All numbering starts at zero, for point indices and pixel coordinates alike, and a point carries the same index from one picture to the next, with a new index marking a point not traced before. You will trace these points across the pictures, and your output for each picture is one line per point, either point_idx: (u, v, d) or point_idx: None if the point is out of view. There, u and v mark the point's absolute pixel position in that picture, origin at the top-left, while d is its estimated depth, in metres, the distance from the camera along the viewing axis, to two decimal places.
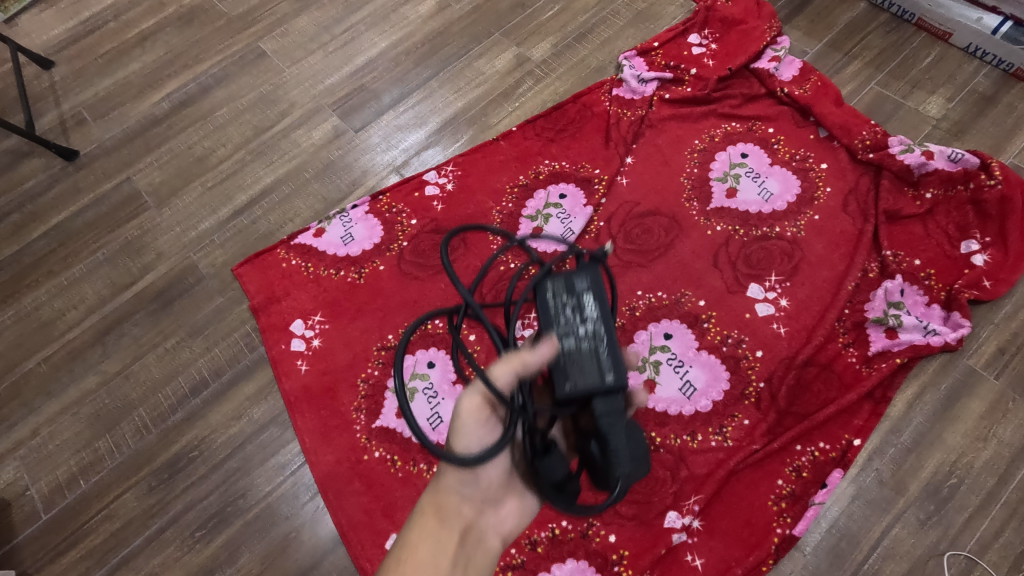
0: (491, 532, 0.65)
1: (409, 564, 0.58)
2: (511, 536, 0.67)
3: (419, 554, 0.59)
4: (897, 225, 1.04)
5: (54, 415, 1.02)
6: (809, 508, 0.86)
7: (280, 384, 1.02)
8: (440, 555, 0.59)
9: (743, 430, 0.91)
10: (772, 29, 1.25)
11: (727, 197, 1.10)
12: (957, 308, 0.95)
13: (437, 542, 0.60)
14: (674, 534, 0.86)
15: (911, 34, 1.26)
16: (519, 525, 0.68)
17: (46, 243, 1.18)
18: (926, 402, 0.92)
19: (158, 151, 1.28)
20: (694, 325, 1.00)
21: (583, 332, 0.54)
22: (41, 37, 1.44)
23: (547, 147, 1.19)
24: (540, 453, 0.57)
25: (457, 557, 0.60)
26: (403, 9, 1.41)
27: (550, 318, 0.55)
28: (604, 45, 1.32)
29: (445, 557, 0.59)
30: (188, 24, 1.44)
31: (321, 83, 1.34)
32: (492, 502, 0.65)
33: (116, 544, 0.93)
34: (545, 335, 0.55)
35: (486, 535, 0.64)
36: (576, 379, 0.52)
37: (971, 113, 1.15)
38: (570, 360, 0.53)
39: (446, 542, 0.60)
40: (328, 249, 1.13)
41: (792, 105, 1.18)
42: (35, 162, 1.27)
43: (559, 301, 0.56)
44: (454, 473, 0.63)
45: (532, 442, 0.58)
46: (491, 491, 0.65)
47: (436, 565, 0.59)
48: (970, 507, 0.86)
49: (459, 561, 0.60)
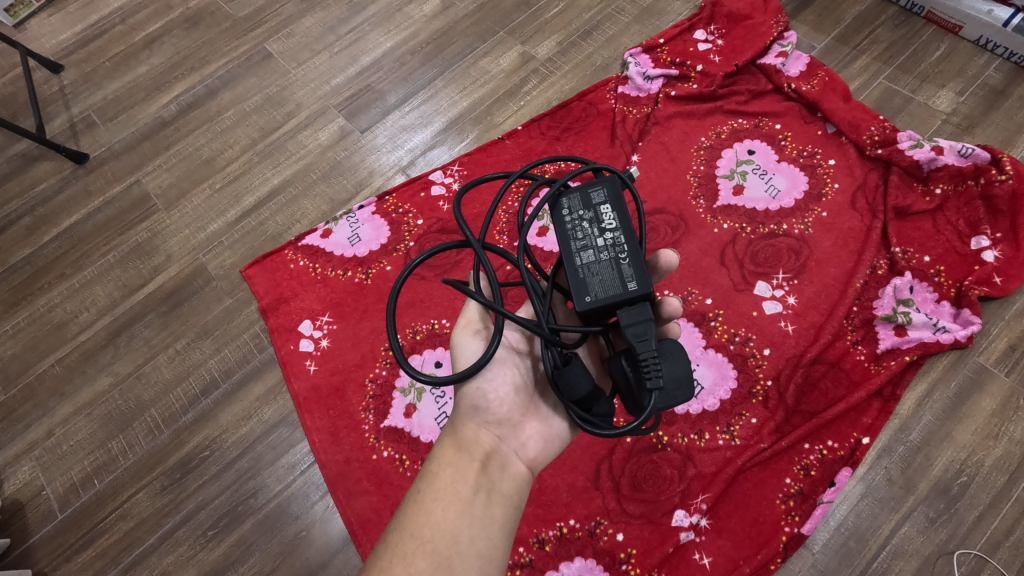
0: (516, 456, 0.62)
1: (427, 495, 0.57)
2: (539, 462, 0.64)
3: (437, 484, 0.57)
4: (905, 221, 1.04)
5: (68, 416, 1.04)
6: (817, 506, 0.86)
7: (289, 384, 1.03)
8: (460, 481, 0.57)
9: (750, 428, 0.91)
10: (779, 24, 1.23)
11: (734, 195, 1.10)
12: (967, 305, 0.95)
13: (456, 470, 0.58)
14: (681, 532, 0.86)
15: (921, 27, 1.24)
16: (548, 452, 0.65)
17: (58, 246, 1.20)
18: (935, 400, 0.92)
19: (167, 153, 1.29)
20: (701, 323, 0.99)
21: (600, 245, 0.57)
22: (50, 41, 1.45)
23: (553, 146, 1.19)
24: (561, 365, 0.55)
25: (480, 482, 0.58)
26: (408, 9, 1.42)
27: (568, 233, 0.58)
28: (609, 42, 1.31)
29: (466, 483, 0.57)
30: (195, 27, 1.45)
31: (327, 84, 1.34)
32: (512, 427, 0.63)
33: (130, 543, 0.95)
34: (565, 251, 0.57)
35: (512, 460, 0.61)
36: (597, 291, 0.55)
37: (981, 107, 1.14)
38: (588, 273, 0.56)
39: (467, 469, 0.58)
40: (335, 249, 1.14)
41: (800, 100, 1.17)
42: (46, 166, 1.29)
43: (575, 217, 0.58)
44: (466, 399, 0.62)
45: (552, 356, 0.55)
46: (508, 416, 0.62)
47: (456, 492, 0.57)
48: (981, 506, 0.85)
49: (481, 485, 0.58)
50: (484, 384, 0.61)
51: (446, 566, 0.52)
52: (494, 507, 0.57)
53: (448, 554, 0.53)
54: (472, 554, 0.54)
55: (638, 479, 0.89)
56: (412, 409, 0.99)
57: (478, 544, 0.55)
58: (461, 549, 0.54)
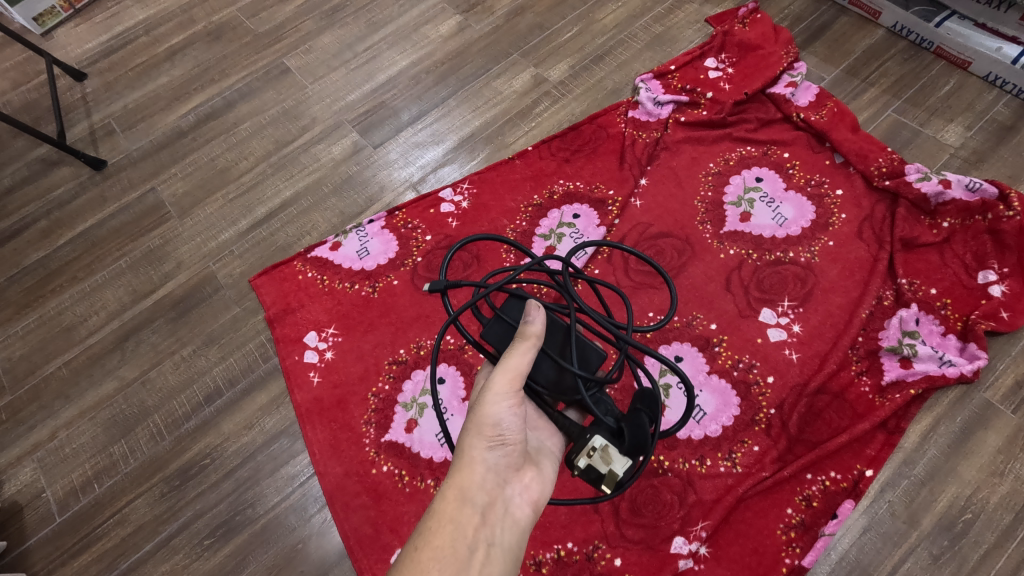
0: (518, 502, 0.57)
1: (425, 553, 0.50)
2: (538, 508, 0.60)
3: (436, 541, 0.51)
4: (912, 253, 1.04)
5: (72, 419, 1.05)
6: (819, 538, 0.85)
7: (292, 395, 1.03)
8: (461, 537, 0.52)
9: (752, 456, 0.91)
10: (789, 55, 1.26)
11: (741, 221, 1.11)
12: (973, 339, 0.94)
13: (456, 527, 0.52)
14: (680, 560, 0.85)
15: (930, 62, 1.26)
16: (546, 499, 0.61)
17: (71, 250, 1.22)
18: (940, 435, 0.91)
19: (182, 162, 1.31)
20: (705, 348, 0.99)
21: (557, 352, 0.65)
22: (75, 50, 1.49)
23: (562, 167, 1.21)
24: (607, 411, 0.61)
25: (479, 538, 0.53)
26: (424, 29, 1.45)
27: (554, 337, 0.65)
28: (621, 67, 1.33)
29: (466, 540, 0.52)
30: (216, 40, 1.48)
31: (341, 99, 1.37)
32: (514, 471, 0.59)
33: (126, 549, 0.94)
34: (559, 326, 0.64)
35: (514, 507, 0.57)
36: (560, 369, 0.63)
37: (990, 143, 1.15)
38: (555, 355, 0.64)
39: (468, 525, 0.53)
40: (344, 262, 1.15)
41: (808, 130, 1.18)
42: (65, 171, 1.32)
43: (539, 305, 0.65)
44: (478, 438, 0.57)
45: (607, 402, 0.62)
46: (510, 462, 0.58)
47: (456, 551, 0.51)
48: (986, 544, 0.84)
49: (481, 540, 0.53)
50: (499, 422, 0.58)
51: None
52: (493, 564, 0.52)
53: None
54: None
55: (638, 504, 0.89)
56: (413, 425, 0.99)
57: None
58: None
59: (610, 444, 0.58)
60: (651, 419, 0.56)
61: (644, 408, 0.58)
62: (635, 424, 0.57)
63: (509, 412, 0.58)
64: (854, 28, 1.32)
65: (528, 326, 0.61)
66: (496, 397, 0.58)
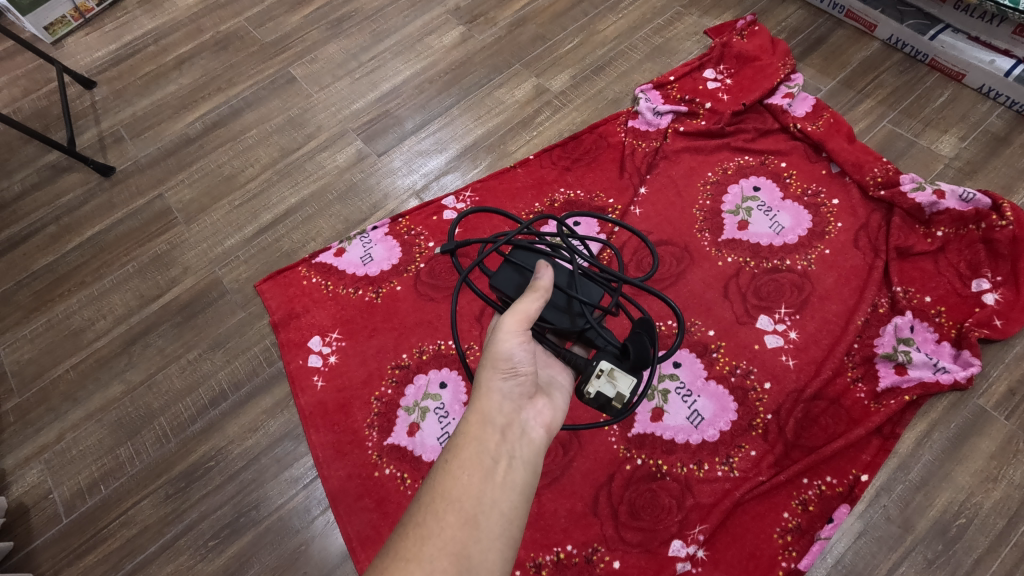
0: (534, 424, 0.59)
1: (453, 462, 0.54)
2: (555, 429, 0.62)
3: (462, 454, 0.54)
4: (907, 261, 1.05)
5: (79, 422, 1.06)
6: (815, 542, 0.86)
7: (296, 399, 1.05)
8: (483, 450, 0.54)
9: (749, 461, 0.92)
10: (786, 66, 1.28)
11: (739, 229, 1.13)
12: (967, 347, 0.96)
13: (479, 441, 0.55)
14: (678, 563, 0.86)
15: (924, 74, 1.28)
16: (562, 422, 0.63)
17: (80, 255, 1.24)
18: (935, 440, 0.92)
19: (190, 169, 1.33)
20: (703, 354, 1.01)
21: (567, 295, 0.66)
22: (85, 59, 1.52)
23: (563, 175, 1.23)
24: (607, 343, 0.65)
25: (501, 449, 0.55)
26: (428, 39, 1.47)
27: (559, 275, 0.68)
28: (622, 77, 1.36)
29: (488, 452, 0.54)
30: (223, 49, 1.51)
31: (346, 108, 1.39)
32: (527, 399, 0.60)
33: (131, 550, 0.96)
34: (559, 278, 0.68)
35: (530, 428, 0.59)
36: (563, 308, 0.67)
37: (984, 153, 1.17)
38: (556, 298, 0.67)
39: (489, 441, 0.55)
40: (347, 268, 1.17)
41: (805, 140, 1.20)
42: (74, 177, 1.34)
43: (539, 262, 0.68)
44: (492, 371, 0.59)
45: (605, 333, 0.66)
46: (525, 389, 0.60)
47: (480, 460, 0.54)
48: (979, 549, 0.85)
49: (503, 453, 0.55)
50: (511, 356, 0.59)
51: (474, 523, 0.51)
52: (517, 474, 0.54)
53: (476, 513, 0.51)
54: (495, 516, 0.52)
55: (636, 507, 0.90)
56: (415, 428, 1.00)
57: (501, 506, 0.52)
58: (486, 508, 0.52)
59: (615, 366, 0.62)
60: (652, 340, 0.62)
61: (644, 332, 0.63)
62: (638, 343, 0.63)
63: (519, 348, 0.59)
64: (851, 40, 1.35)
65: (539, 279, 0.62)
66: (506, 334, 0.59)
